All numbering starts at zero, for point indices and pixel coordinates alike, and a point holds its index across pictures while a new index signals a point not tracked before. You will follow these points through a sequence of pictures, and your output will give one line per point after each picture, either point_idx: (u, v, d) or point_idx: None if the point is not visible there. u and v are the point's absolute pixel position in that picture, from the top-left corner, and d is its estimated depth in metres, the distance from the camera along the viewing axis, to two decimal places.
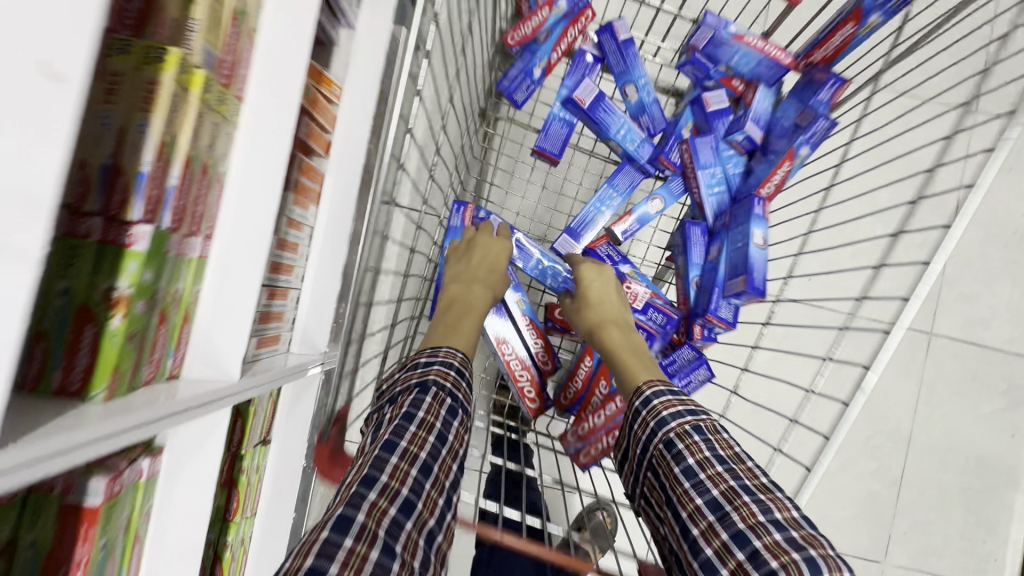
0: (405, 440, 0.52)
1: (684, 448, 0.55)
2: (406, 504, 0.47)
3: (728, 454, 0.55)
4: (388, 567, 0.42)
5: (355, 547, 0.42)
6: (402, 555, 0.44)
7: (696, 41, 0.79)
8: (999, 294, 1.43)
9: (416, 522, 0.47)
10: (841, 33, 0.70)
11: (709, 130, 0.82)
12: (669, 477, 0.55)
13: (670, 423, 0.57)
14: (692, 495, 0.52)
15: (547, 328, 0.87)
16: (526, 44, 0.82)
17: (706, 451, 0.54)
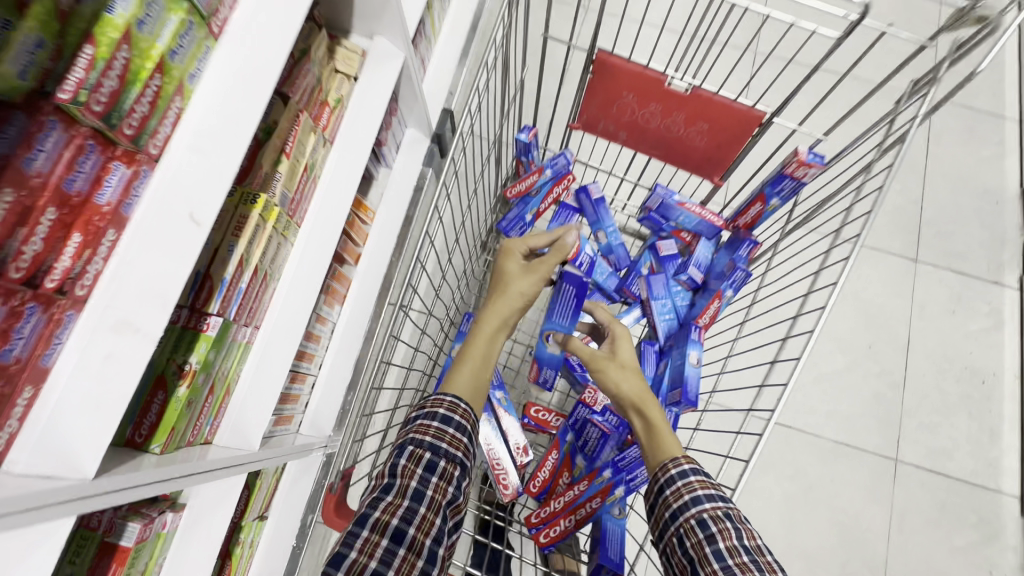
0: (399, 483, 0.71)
1: (714, 530, 0.68)
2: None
3: (751, 547, 0.66)
4: None
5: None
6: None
7: (650, 203, 1.04)
8: (956, 427, 1.59)
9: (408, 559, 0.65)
10: (753, 208, 0.94)
11: (661, 269, 1.03)
12: (699, 551, 0.67)
13: (703, 504, 0.70)
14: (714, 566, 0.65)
15: (525, 424, 1.01)
16: (521, 196, 1.07)
17: (728, 538, 0.66)
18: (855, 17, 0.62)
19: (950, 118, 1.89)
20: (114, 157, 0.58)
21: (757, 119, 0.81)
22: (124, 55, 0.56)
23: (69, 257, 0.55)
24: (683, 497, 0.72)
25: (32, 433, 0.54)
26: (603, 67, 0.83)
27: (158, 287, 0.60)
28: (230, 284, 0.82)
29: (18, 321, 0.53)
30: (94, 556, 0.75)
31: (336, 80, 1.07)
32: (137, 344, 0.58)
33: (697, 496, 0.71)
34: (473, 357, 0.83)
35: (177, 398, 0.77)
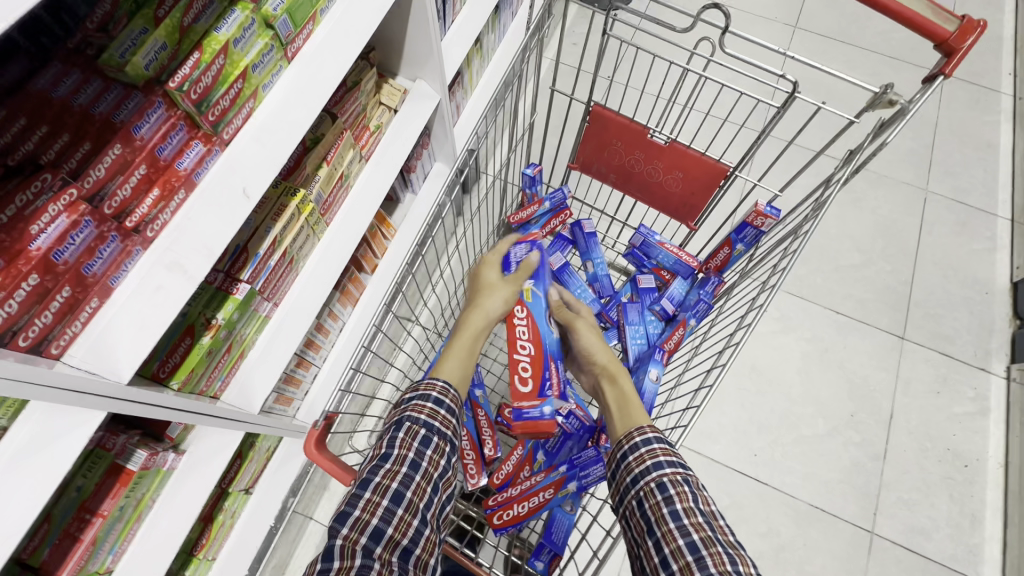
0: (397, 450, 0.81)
1: (672, 492, 0.77)
2: (375, 533, 0.72)
3: (707, 510, 0.75)
4: (372, 545, 0.71)
5: (350, 533, 0.72)
6: (392, 533, 0.73)
7: (634, 241, 1.17)
8: (936, 507, 1.59)
9: (406, 521, 0.75)
10: (722, 251, 1.06)
11: (638, 299, 1.15)
12: (657, 512, 0.76)
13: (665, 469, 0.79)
14: (671, 522, 0.74)
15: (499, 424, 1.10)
16: (522, 222, 1.22)
17: (683, 497, 0.75)
18: (791, 90, 0.76)
19: (942, 211, 2.01)
20: (195, 136, 0.75)
21: (722, 172, 0.95)
22: (222, 61, 0.74)
23: (147, 205, 0.71)
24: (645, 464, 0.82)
25: (88, 340, 0.66)
26: (597, 117, 0.99)
27: (209, 241, 0.74)
28: (262, 258, 0.97)
29: (99, 246, 0.67)
30: (104, 473, 0.86)
31: (379, 110, 1.27)
32: (182, 280, 0.72)
33: (657, 462, 0.81)
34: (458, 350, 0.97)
35: (200, 345, 0.90)
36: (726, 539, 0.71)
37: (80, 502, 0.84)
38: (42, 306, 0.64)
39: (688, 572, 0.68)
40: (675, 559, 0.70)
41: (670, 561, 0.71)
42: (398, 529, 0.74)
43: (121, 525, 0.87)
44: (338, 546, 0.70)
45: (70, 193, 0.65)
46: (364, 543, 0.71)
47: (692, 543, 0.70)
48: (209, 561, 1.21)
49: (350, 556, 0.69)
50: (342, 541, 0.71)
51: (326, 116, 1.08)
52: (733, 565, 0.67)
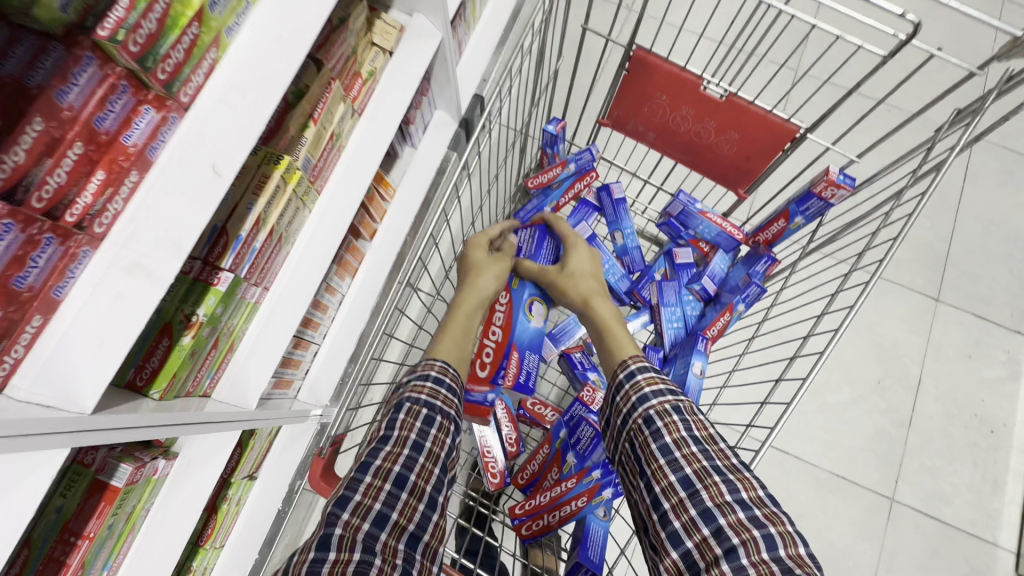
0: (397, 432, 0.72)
1: (661, 425, 0.72)
2: (379, 519, 0.64)
3: (701, 437, 0.70)
4: (376, 534, 0.62)
5: (350, 520, 0.63)
6: (397, 518, 0.65)
7: (671, 209, 1.02)
8: (958, 474, 1.56)
9: (410, 505, 0.67)
10: (775, 225, 0.93)
11: (674, 276, 1.02)
12: (647, 449, 0.71)
13: (651, 400, 0.74)
14: (660, 457, 0.69)
15: (520, 416, 1.02)
16: (542, 188, 1.07)
17: (672, 426, 0.71)
18: (907, 36, 0.60)
19: (988, 160, 1.85)
20: (145, 100, 0.58)
21: (790, 133, 0.79)
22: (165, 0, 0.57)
23: (91, 194, 0.56)
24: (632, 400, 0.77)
25: (36, 368, 0.54)
26: (639, 64, 0.82)
27: (174, 234, 0.59)
28: (244, 241, 0.82)
29: (35, 249, 0.54)
30: (85, 493, 0.76)
31: (371, 52, 1.07)
32: (146, 284, 0.58)
33: (644, 395, 0.75)
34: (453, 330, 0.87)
35: (181, 346, 0.78)
36: (724, 465, 0.67)
37: (61, 524, 0.75)
38: None
39: (684, 509, 0.65)
40: (668, 496, 0.67)
41: (663, 500, 0.67)
42: (404, 514, 0.66)
43: (112, 543, 0.80)
44: (336, 536, 0.61)
45: None
46: (367, 529, 0.62)
47: (685, 478, 0.66)
48: (217, 549, 1.16)
49: (351, 546, 0.60)
50: (341, 530, 0.61)
51: (309, 63, 0.89)
52: (733, 494, 0.64)
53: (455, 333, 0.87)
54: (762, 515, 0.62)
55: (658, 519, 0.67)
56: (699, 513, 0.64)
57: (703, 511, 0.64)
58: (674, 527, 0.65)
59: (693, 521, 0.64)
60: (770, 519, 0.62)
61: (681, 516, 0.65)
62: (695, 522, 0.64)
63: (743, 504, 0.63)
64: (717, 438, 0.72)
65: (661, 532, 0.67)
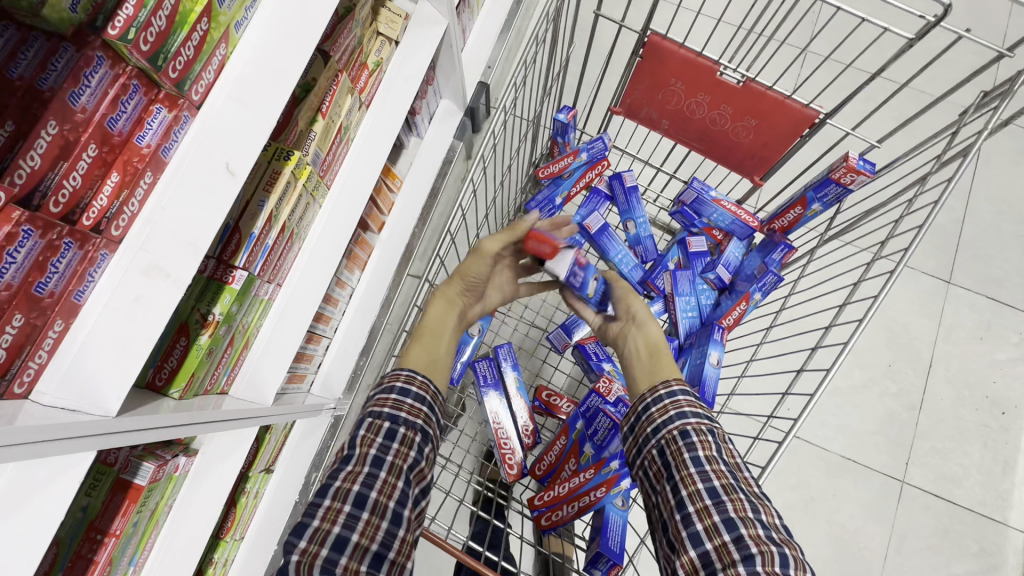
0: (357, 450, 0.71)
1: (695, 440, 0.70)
2: (338, 542, 0.63)
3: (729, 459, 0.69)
4: (334, 559, 0.61)
5: (308, 546, 0.62)
6: (358, 539, 0.64)
7: (685, 197, 1.01)
8: (969, 455, 1.56)
9: (373, 524, 0.65)
10: (792, 212, 0.91)
11: (688, 265, 1.01)
12: (677, 456, 0.69)
13: (689, 416, 0.72)
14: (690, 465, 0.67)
15: (535, 407, 1.02)
16: (553, 178, 1.06)
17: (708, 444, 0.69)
18: (936, 18, 0.58)
19: (1002, 139, 1.82)
20: (156, 99, 0.58)
21: (809, 119, 0.78)
22: None
23: (106, 197, 0.55)
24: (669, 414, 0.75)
25: (62, 372, 0.54)
26: (653, 50, 0.80)
27: (191, 235, 0.58)
28: (257, 239, 0.82)
29: (54, 253, 0.53)
30: (110, 491, 0.77)
31: (377, 42, 1.05)
32: (166, 285, 0.57)
33: (682, 411, 0.74)
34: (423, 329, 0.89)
35: (198, 346, 0.78)
36: (749, 490, 0.66)
37: (88, 522, 0.77)
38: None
39: (705, 518, 0.63)
40: (692, 500, 0.65)
41: (686, 505, 0.65)
42: (366, 534, 0.64)
43: (137, 540, 0.81)
44: (294, 563, 0.61)
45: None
46: (325, 554, 0.61)
47: (710, 489, 0.64)
48: (237, 542, 1.18)
49: (307, 571, 0.60)
50: (298, 556, 0.61)
51: (316, 55, 0.88)
52: (755, 514, 0.63)
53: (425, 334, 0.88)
54: (779, 537, 0.60)
55: (679, 525, 0.65)
56: (721, 522, 0.62)
57: (726, 521, 0.62)
58: (696, 529, 0.63)
59: (712, 532, 0.62)
60: (786, 543, 0.60)
61: (703, 521, 0.63)
62: (717, 530, 0.62)
63: (763, 523, 0.61)
64: (743, 466, 0.70)
65: (678, 535, 0.65)
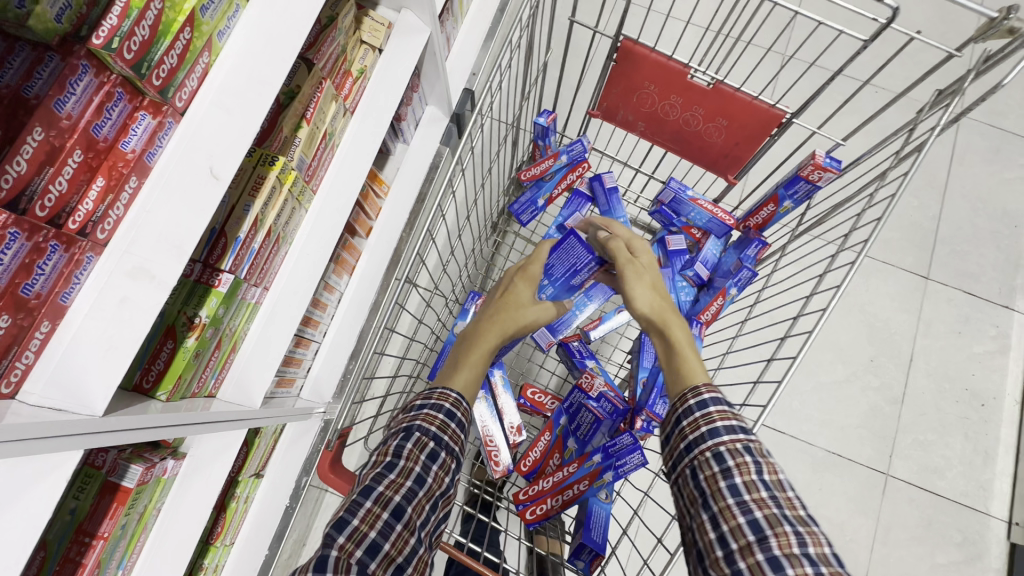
0: (404, 461, 0.71)
1: (731, 465, 0.69)
2: (372, 548, 0.63)
3: (772, 481, 0.67)
4: (366, 563, 0.62)
5: (346, 544, 0.62)
6: (388, 549, 0.64)
7: (663, 197, 1.04)
8: (951, 447, 1.60)
9: (404, 539, 0.66)
10: (765, 209, 0.94)
11: (668, 263, 1.03)
12: (713, 485, 0.69)
13: (722, 434, 0.71)
14: (727, 491, 0.67)
15: (521, 405, 1.03)
16: (535, 180, 1.08)
17: (747, 471, 0.67)
18: (886, 21, 0.61)
19: (975, 138, 1.87)
20: (140, 106, 0.60)
21: (777, 119, 0.81)
22: (157, 5, 0.58)
23: (92, 201, 0.57)
24: (701, 430, 0.74)
25: (45, 373, 0.55)
26: (627, 55, 0.83)
27: (176, 238, 0.60)
28: (244, 242, 0.83)
29: (41, 256, 0.55)
30: (98, 493, 0.78)
31: (360, 50, 1.07)
32: (150, 287, 0.59)
33: (715, 428, 0.73)
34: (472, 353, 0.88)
35: (186, 348, 0.79)
36: (794, 516, 0.64)
37: (76, 525, 0.77)
38: None
39: (747, 554, 0.62)
40: (735, 537, 0.64)
41: (728, 540, 0.65)
42: (396, 546, 0.65)
43: (123, 544, 0.81)
44: (333, 558, 0.61)
45: None
46: (360, 556, 0.62)
47: (752, 520, 0.64)
48: (227, 547, 1.19)
49: (346, 569, 0.60)
50: (337, 552, 0.61)
51: (299, 63, 0.90)
52: (801, 548, 0.61)
53: (475, 361, 0.87)
54: (829, 573, 0.58)
55: (720, 559, 0.65)
56: (764, 559, 0.61)
57: (770, 559, 0.61)
58: (739, 568, 0.62)
59: (756, 568, 0.61)
60: None
61: (746, 558, 0.62)
62: (760, 568, 0.61)
63: (811, 559, 0.60)
64: (789, 484, 0.68)
65: (721, 571, 0.64)
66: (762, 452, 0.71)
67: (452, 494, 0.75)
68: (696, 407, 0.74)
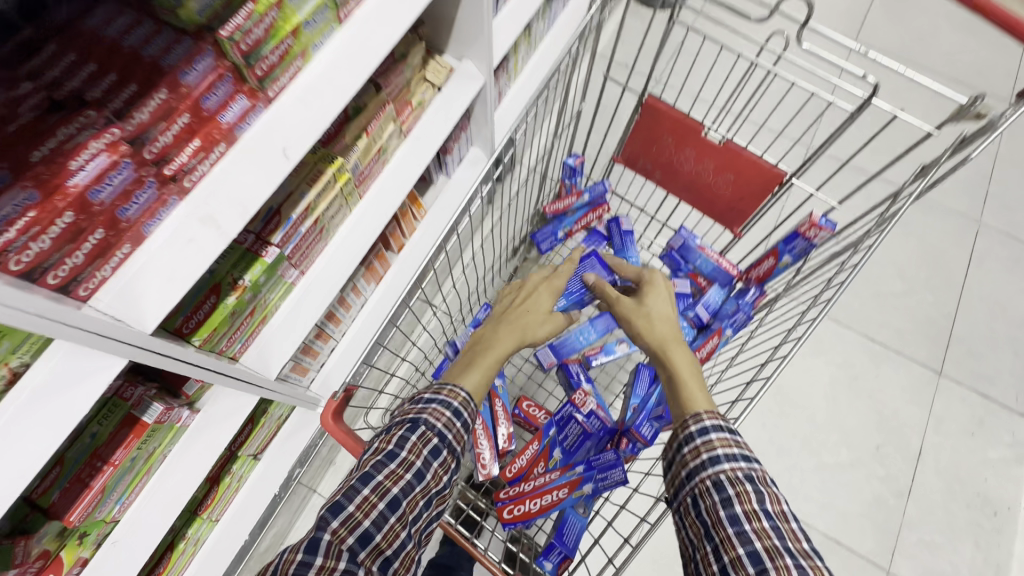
0: (405, 453, 0.75)
1: (731, 494, 0.67)
2: (363, 537, 0.66)
3: (775, 512, 0.65)
4: (357, 550, 0.65)
5: (339, 529, 0.66)
6: (379, 540, 0.67)
7: (673, 243, 1.13)
8: (959, 553, 1.51)
9: (396, 531, 0.69)
10: (766, 262, 1.02)
11: (672, 303, 1.10)
12: (714, 514, 0.66)
13: (722, 463, 0.70)
14: (725, 517, 0.65)
15: (515, 415, 1.07)
16: (558, 214, 1.19)
17: (748, 498, 0.66)
18: (868, 96, 0.71)
19: (995, 246, 1.91)
20: (241, 90, 0.73)
21: (778, 177, 0.90)
22: (274, 15, 0.72)
23: (187, 155, 0.69)
24: (701, 458, 0.72)
25: (115, 287, 0.65)
26: (650, 109, 0.95)
27: (244, 199, 0.71)
28: (294, 222, 0.95)
29: (137, 189, 0.65)
30: (118, 423, 0.85)
31: (421, 87, 1.24)
32: (214, 234, 0.70)
33: (715, 457, 0.71)
34: (491, 353, 0.93)
35: (225, 304, 0.89)
36: (797, 548, 0.61)
37: (92, 449, 0.84)
38: (56, 242, 0.60)
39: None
40: (734, 568, 0.61)
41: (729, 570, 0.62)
42: (387, 538, 0.68)
43: (128, 480, 0.87)
44: (325, 541, 0.64)
45: (112, 133, 0.63)
46: (351, 544, 0.65)
47: (753, 544, 0.62)
48: (211, 522, 1.22)
49: (337, 554, 0.63)
50: (330, 536, 0.65)
51: (369, 86, 1.06)
52: None
53: (488, 364, 0.91)
54: None
55: None
56: None
57: None
58: None
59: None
60: None
61: None
62: None
63: None
64: (792, 517, 0.66)
65: None
66: (765, 484, 0.69)
67: (446, 494, 0.79)
68: (698, 426, 0.75)
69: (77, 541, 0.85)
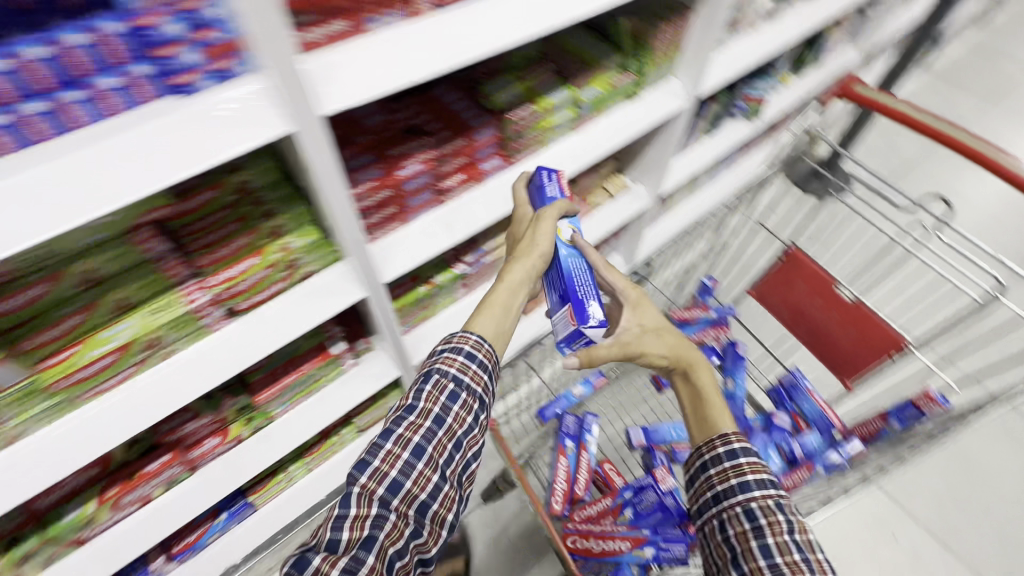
0: (422, 404, 0.74)
1: (763, 523, 0.66)
2: (393, 486, 0.69)
3: (805, 545, 0.64)
4: (389, 498, 0.68)
5: (367, 481, 0.68)
6: (409, 487, 0.69)
7: (783, 380, 1.22)
8: None
9: (429, 473, 0.71)
10: (874, 422, 1.08)
11: (768, 432, 1.18)
12: (743, 543, 0.66)
13: (753, 489, 0.69)
14: (752, 547, 0.64)
15: (595, 471, 1.19)
16: (683, 320, 1.35)
17: (780, 533, 0.64)
18: (995, 292, 0.83)
19: None
20: (499, 155, 1.08)
21: (899, 344, 0.99)
22: (543, 114, 1.06)
23: (455, 181, 1.02)
24: (730, 482, 0.72)
25: (381, 242, 0.95)
26: (791, 257, 1.13)
27: (473, 219, 1.02)
28: (482, 252, 1.28)
29: (422, 191, 0.98)
30: (313, 345, 1.14)
31: (598, 193, 1.55)
32: (448, 234, 1.00)
33: (745, 483, 0.71)
34: (500, 301, 0.86)
35: (417, 288, 1.20)
36: None
37: (291, 356, 1.12)
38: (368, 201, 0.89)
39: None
40: None
41: None
42: (418, 484, 0.70)
43: (298, 390, 1.14)
44: (355, 493, 0.67)
45: (427, 154, 0.96)
46: (382, 493, 0.68)
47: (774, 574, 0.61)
48: (307, 469, 1.42)
49: (366, 503, 0.66)
50: (359, 488, 0.67)
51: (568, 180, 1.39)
52: None
53: (497, 304, 0.87)
54: None
55: None
56: None
57: None
58: None
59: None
60: None
61: None
62: None
63: None
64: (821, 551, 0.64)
65: None
66: (793, 512, 0.69)
67: (479, 433, 0.79)
68: (728, 445, 0.75)
69: (244, 421, 1.11)
